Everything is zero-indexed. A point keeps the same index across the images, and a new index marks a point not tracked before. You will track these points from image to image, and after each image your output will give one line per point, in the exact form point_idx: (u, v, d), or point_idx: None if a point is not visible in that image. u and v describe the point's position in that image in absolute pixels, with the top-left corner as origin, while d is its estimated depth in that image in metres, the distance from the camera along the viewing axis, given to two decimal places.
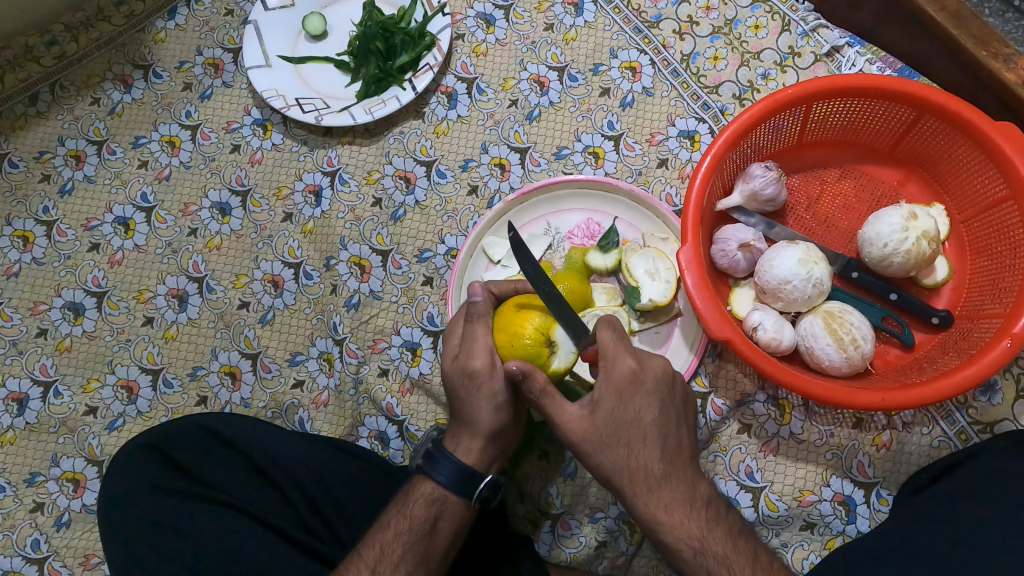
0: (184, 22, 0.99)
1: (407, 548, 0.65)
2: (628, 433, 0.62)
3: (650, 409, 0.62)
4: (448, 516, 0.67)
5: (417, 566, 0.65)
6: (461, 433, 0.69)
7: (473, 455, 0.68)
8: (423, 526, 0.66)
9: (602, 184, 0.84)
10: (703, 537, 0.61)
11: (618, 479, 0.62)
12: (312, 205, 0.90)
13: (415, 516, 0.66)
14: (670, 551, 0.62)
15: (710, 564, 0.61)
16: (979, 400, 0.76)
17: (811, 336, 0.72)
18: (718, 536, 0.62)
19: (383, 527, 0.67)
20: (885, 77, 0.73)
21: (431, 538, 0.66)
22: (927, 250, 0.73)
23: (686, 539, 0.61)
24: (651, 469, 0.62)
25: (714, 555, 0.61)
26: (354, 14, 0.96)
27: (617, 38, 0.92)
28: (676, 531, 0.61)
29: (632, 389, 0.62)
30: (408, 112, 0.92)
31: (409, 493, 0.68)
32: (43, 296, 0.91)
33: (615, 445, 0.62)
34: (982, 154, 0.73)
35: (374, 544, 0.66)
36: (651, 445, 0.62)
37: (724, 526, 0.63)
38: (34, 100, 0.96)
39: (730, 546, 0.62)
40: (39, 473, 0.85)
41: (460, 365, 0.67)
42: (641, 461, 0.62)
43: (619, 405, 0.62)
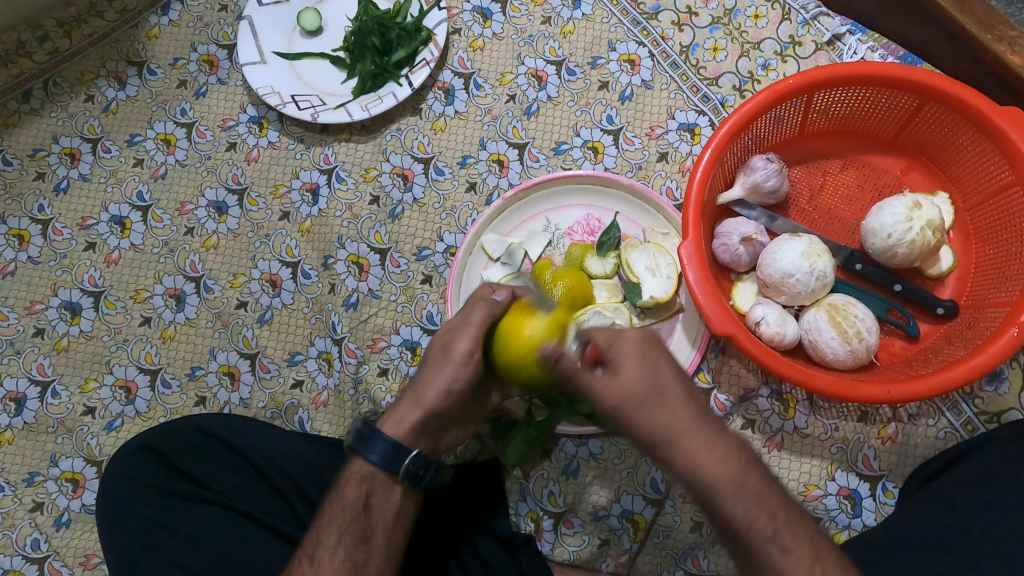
0: (178, 18, 0.97)
1: (343, 530, 0.64)
2: (647, 372, 0.54)
3: (664, 353, 0.56)
4: (379, 495, 0.66)
5: (355, 546, 0.64)
6: (402, 404, 0.68)
7: (408, 427, 0.67)
8: (355, 506, 0.65)
9: (601, 179, 0.83)
10: (744, 479, 0.52)
11: (648, 428, 0.53)
12: (310, 203, 0.89)
13: (347, 498, 0.65)
14: (708, 496, 0.52)
15: (751, 503, 0.52)
16: (985, 390, 0.75)
17: (815, 329, 0.72)
18: (757, 474, 0.53)
19: (319, 516, 0.66)
20: (888, 64, 0.72)
21: (366, 516, 0.65)
22: (931, 239, 0.72)
23: (729, 483, 0.52)
24: (678, 403, 0.54)
25: (759, 500, 0.52)
26: (349, 9, 0.95)
27: (616, 31, 0.91)
28: (716, 473, 0.52)
29: (644, 336, 0.56)
30: (405, 109, 0.91)
31: (342, 476, 0.67)
32: (39, 295, 0.90)
33: (639, 389, 0.54)
34: (987, 141, 0.72)
35: (313, 533, 0.65)
36: (675, 381, 0.55)
37: (763, 470, 0.54)
38: (27, 97, 0.95)
39: (767, 487, 0.53)
40: (38, 474, 0.85)
41: (445, 339, 0.68)
42: (669, 402, 0.53)
43: (636, 351, 0.55)
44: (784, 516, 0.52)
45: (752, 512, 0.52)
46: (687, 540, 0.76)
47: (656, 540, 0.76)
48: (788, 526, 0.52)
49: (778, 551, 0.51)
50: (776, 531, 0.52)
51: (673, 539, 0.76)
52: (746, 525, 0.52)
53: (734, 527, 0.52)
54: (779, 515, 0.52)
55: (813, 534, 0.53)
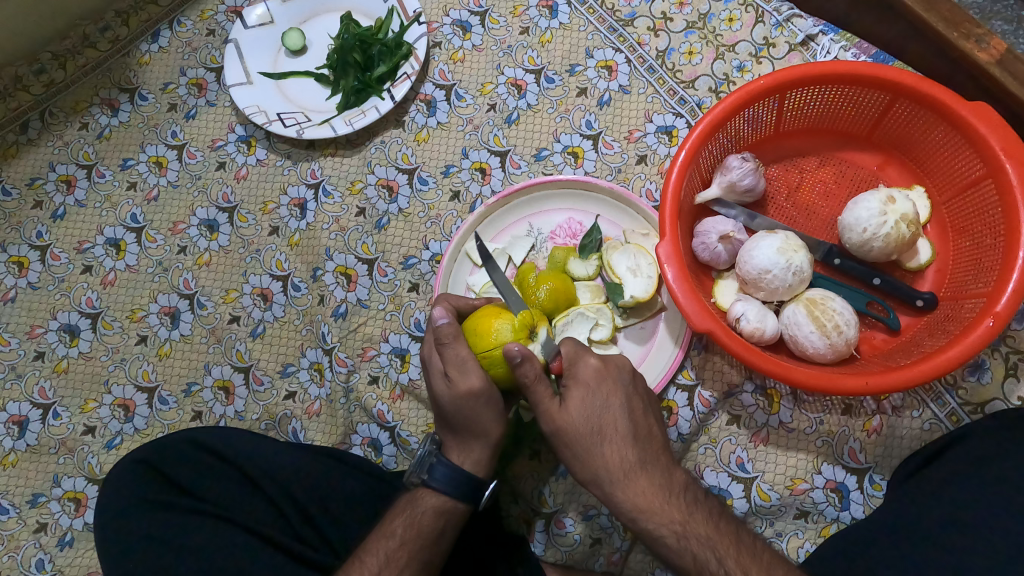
0: (167, 44, 1.00)
1: (412, 555, 0.66)
2: (594, 416, 0.61)
3: (616, 396, 0.62)
4: (451, 524, 0.68)
5: (420, 571, 0.66)
6: (470, 442, 0.68)
7: (483, 468, 0.68)
8: (430, 534, 0.66)
9: (581, 183, 0.84)
10: (688, 524, 0.59)
11: (597, 472, 0.61)
12: (298, 218, 0.91)
13: (423, 524, 0.67)
14: (653, 538, 0.59)
15: (695, 547, 0.58)
16: (968, 381, 0.76)
17: (794, 324, 0.73)
18: (699, 519, 0.59)
19: (388, 535, 0.67)
20: (857, 62, 0.73)
21: (435, 545, 0.67)
22: (906, 233, 0.72)
23: (674, 523, 0.59)
24: (628, 451, 0.61)
25: (697, 537, 0.58)
26: (332, 28, 0.97)
27: (592, 38, 0.92)
28: (659, 515, 0.59)
29: (597, 377, 0.62)
30: (388, 122, 0.93)
31: (416, 503, 0.68)
32: (39, 319, 0.92)
33: (586, 432, 0.61)
34: (958, 134, 0.73)
35: (379, 552, 0.66)
36: (624, 429, 0.61)
37: (706, 512, 0.60)
38: (24, 128, 0.98)
39: (712, 534, 0.59)
40: (41, 494, 0.87)
41: (457, 390, 0.65)
42: (612, 449, 0.61)
43: (586, 391, 0.62)
44: (734, 555, 0.58)
45: (699, 556, 0.58)
46: None
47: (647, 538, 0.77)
48: (741, 568, 0.57)
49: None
50: (728, 574, 0.57)
51: None
52: (695, 569, 0.58)
53: (670, 560, 0.59)
54: (731, 560, 0.58)
55: (766, 566, 0.58)
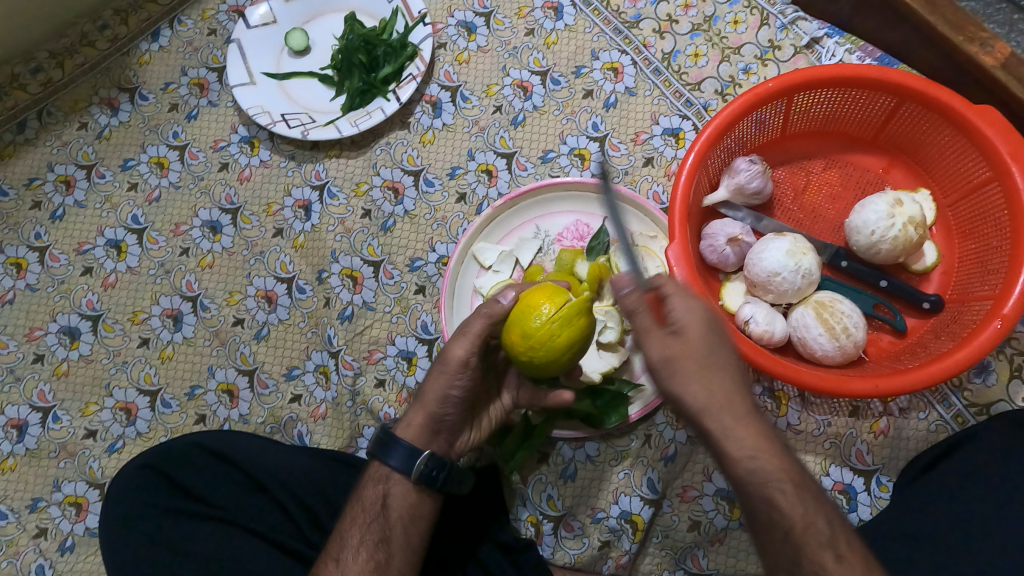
0: (168, 44, 0.99)
1: (363, 530, 0.66)
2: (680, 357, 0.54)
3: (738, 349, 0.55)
4: (399, 496, 0.67)
5: (376, 546, 0.65)
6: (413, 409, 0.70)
7: (414, 428, 0.68)
8: (373, 506, 0.67)
9: (588, 185, 0.84)
10: (799, 478, 0.52)
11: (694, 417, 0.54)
12: (302, 219, 0.91)
13: (367, 499, 0.67)
14: (760, 489, 0.52)
15: (807, 502, 0.51)
16: (974, 382, 0.77)
17: (803, 326, 0.73)
18: (804, 473, 0.53)
19: (344, 519, 0.68)
20: (864, 66, 0.74)
21: (385, 518, 0.66)
22: (914, 235, 0.73)
23: (785, 476, 0.51)
24: (727, 399, 0.53)
25: (807, 489, 0.52)
26: (336, 28, 0.97)
27: (598, 40, 0.92)
28: (768, 464, 0.52)
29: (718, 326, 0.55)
30: (393, 123, 0.92)
31: (363, 482, 0.69)
32: (38, 322, 0.91)
33: (699, 384, 0.53)
34: (964, 137, 0.73)
35: (337, 537, 0.67)
36: (726, 373, 0.54)
37: (807, 478, 0.53)
38: (22, 127, 0.97)
39: (811, 500, 0.52)
40: (41, 499, 0.85)
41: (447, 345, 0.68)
42: (704, 397, 0.53)
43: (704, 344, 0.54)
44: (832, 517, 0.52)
45: (809, 511, 0.51)
46: (686, 539, 0.77)
47: (656, 541, 0.77)
48: (841, 534, 0.52)
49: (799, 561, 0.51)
50: (834, 534, 0.51)
51: (672, 539, 0.77)
52: (803, 524, 0.51)
53: (772, 516, 0.52)
54: (835, 523, 0.52)
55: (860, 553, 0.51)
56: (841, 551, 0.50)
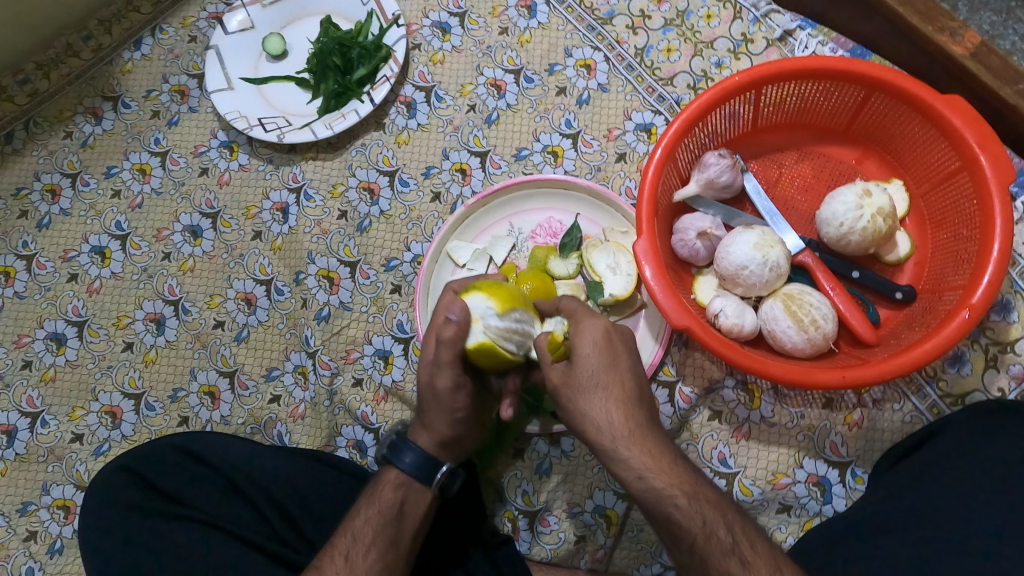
0: (149, 51, 1.00)
1: (377, 531, 0.66)
2: (607, 374, 0.56)
3: (624, 358, 0.57)
4: (415, 502, 0.69)
5: (386, 549, 0.65)
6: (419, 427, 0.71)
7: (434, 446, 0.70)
8: (390, 510, 0.67)
9: (560, 182, 0.84)
10: (693, 490, 0.54)
11: (589, 427, 0.56)
12: (280, 222, 0.92)
13: (384, 501, 0.68)
14: (660, 500, 0.54)
15: (706, 511, 0.54)
16: (949, 372, 0.76)
17: (773, 319, 0.73)
18: (706, 488, 0.55)
19: (354, 516, 0.68)
20: (831, 57, 0.73)
21: (400, 520, 0.67)
22: (883, 226, 0.73)
23: (676, 489, 0.54)
24: (625, 411, 0.55)
25: (707, 501, 0.54)
26: (312, 32, 0.98)
27: (571, 37, 0.93)
28: (663, 479, 0.54)
29: (604, 338, 0.57)
30: (369, 125, 0.93)
31: (378, 483, 0.70)
32: (26, 329, 0.93)
33: (587, 386, 0.56)
34: (933, 127, 0.73)
35: (346, 533, 0.67)
36: (620, 381, 0.56)
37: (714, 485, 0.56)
38: (9, 138, 0.99)
39: (708, 510, 0.54)
40: (30, 502, 0.87)
41: (429, 378, 0.68)
42: (619, 407, 0.55)
43: (593, 349, 0.57)
44: (740, 527, 0.55)
45: (707, 522, 0.53)
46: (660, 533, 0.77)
47: (631, 535, 0.78)
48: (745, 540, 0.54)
49: (738, 564, 0.52)
50: (736, 542, 0.53)
51: (647, 533, 0.77)
52: (701, 535, 0.53)
53: (674, 524, 0.54)
54: (736, 526, 0.55)
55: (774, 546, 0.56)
56: (746, 559, 0.53)
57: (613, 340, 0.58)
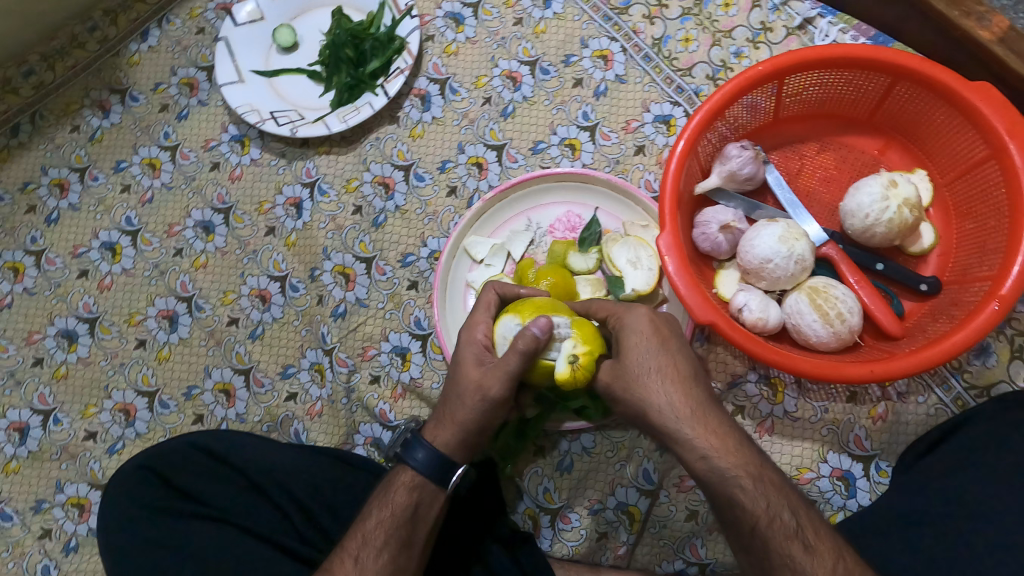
0: (157, 43, 0.99)
1: (390, 534, 0.65)
2: (660, 360, 0.56)
3: (674, 341, 0.58)
4: (428, 503, 0.67)
5: (399, 551, 0.65)
6: (437, 429, 0.66)
7: (454, 450, 0.66)
8: (403, 513, 0.65)
9: (579, 176, 0.83)
10: (759, 471, 0.54)
11: (651, 414, 0.55)
12: (294, 217, 0.91)
13: (397, 503, 0.66)
14: (726, 481, 0.54)
15: (771, 494, 0.54)
16: (974, 364, 0.76)
17: (797, 313, 0.72)
18: (769, 467, 0.55)
19: (365, 517, 0.67)
20: (855, 45, 0.72)
21: (412, 523, 0.66)
22: (909, 217, 0.72)
23: (741, 471, 0.54)
24: (685, 394, 0.55)
25: (771, 483, 0.54)
26: (323, 24, 0.96)
27: (587, 28, 0.91)
28: (728, 460, 0.54)
29: (652, 324, 0.58)
30: (382, 118, 0.92)
31: (391, 483, 0.67)
32: (36, 325, 0.92)
33: (643, 374, 0.56)
34: (960, 116, 0.72)
35: (357, 534, 0.66)
36: (676, 365, 0.56)
37: (773, 464, 0.56)
38: (15, 131, 0.97)
39: (772, 492, 0.54)
40: (44, 500, 0.86)
41: (481, 376, 0.62)
42: (677, 390, 0.55)
43: (644, 335, 0.57)
44: (801, 509, 0.55)
45: (772, 503, 0.54)
46: (683, 529, 0.77)
47: (653, 531, 0.77)
48: (810, 523, 0.55)
49: (801, 547, 0.53)
50: (800, 525, 0.54)
51: (670, 529, 0.77)
52: (766, 516, 0.54)
53: (740, 506, 0.54)
54: (799, 510, 0.55)
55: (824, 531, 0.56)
56: (809, 541, 0.54)
57: (661, 326, 0.58)
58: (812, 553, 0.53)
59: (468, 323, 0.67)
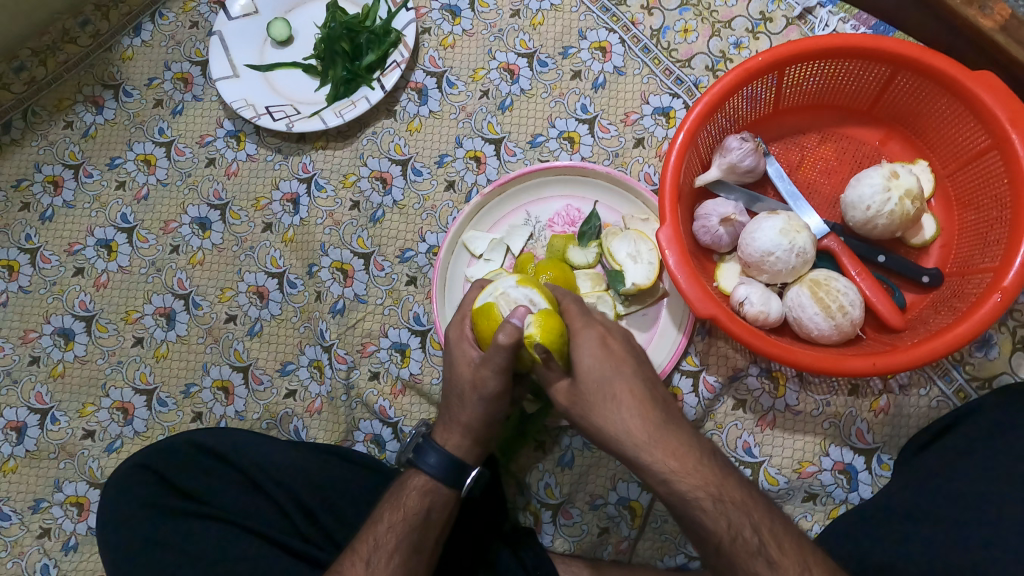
0: (150, 38, 0.98)
1: (402, 538, 0.65)
2: (618, 386, 0.57)
3: (629, 365, 0.58)
4: (440, 508, 0.67)
5: (410, 556, 0.65)
6: (448, 425, 0.68)
7: (464, 450, 0.68)
8: (417, 516, 0.66)
9: (577, 169, 0.82)
10: (719, 491, 0.55)
11: (610, 440, 0.57)
12: (291, 213, 0.90)
13: (410, 507, 0.66)
14: (685, 502, 0.55)
15: (732, 512, 0.54)
16: (976, 356, 0.75)
17: (799, 306, 0.72)
18: (732, 483, 0.56)
19: (376, 521, 0.66)
20: (856, 34, 0.71)
21: (424, 528, 0.66)
22: (911, 209, 0.71)
23: (701, 491, 0.55)
24: (644, 421, 0.56)
25: (733, 501, 0.55)
26: (318, 17, 0.95)
27: (585, 19, 0.90)
28: (688, 482, 0.55)
29: (606, 349, 0.58)
30: (379, 112, 0.91)
31: (403, 486, 0.68)
32: (32, 324, 0.91)
33: (600, 401, 0.57)
34: (962, 106, 0.71)
35: (368, 538, 0.65)
36: (633, 391, 0.57)
37: (736, 476, 0.57)
38: (7, 128, 0.96)
39: (733, 510, 0.55)
40: (43, 500, 0.86)
41: (474, 374, 0.64)
42: (636, 416, 0.56)
43: (600, 362, 0.58)
44: (767, 523, 0.55)
45: (734, 521, 0.54)
46: None
47: (655, 526, 0.77)
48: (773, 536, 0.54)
49: (765, 564, 0.53)
50: (763, 543, 0.54)
51: (671, 524, 0.77)
52: (729, 536, 0.54)
53: (701, 525, 0.55)
54: (762, 525, 0.55)
55: (798, 538, 0.55)
56: (772, 558, 0.53)
57: (613, 349, 0.58)
58: (776, 571, 0.53)
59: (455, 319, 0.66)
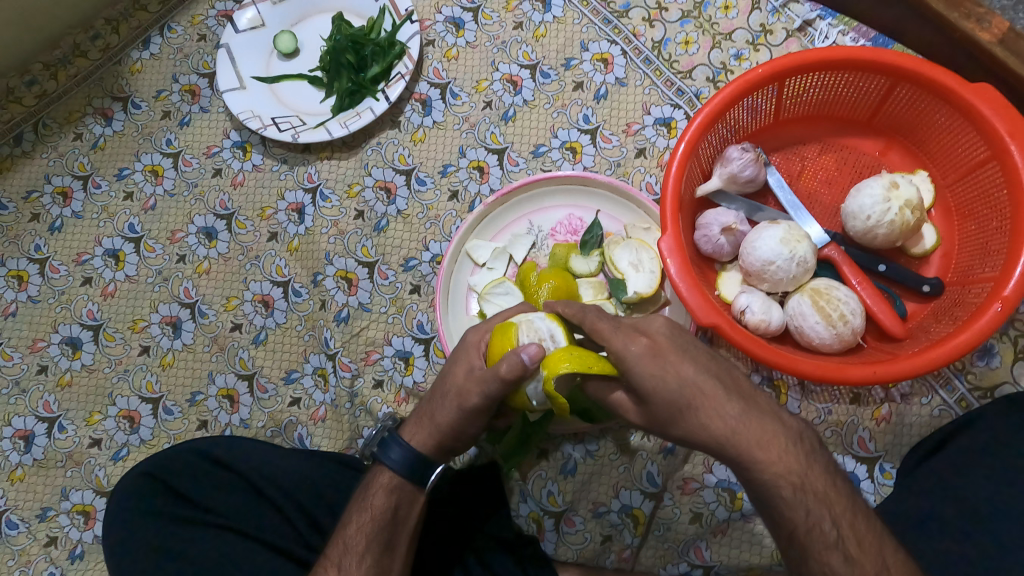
0: (158, 51, 0.99)
1: (370, 539, 0.65)
2: (683, 389, 0.50)
3: (688, 365, 0.51)
4: (406, 506, 0.68)
5: (381, 555, 0.65)
6: (422, 424, 0.69)
7: (428, 450, 0.68)
8: (384, 515, 0.66)
9: (579, 179, 0.83)
10: (804, 481, 0.51)
11: (686, 441, 0.52)
12: (296, 222, 0.91)
13: (376, 506, 0.67)
14: (766, 489, 0.51)
15: (812, 502, 0.51)
16: (977, 365, 0.75)
17: (800, 315, 0.72)
18: (817, 471, 0.51)
19: (346, 524, 0.67)
20: (855, 47, 0.72)
21: (393, 525, 0.67)
22: (910, 219, 0.72)
23: (783, 481, 0.50)
24: (721, 417, 0.50)
25: (815, 493, 0.51)
26: (324, 29, 0.96)
27: (587, 31, 0.91)
28: (773, 471, 0.50)
29: (657, 353, 0.51)
30: (384, 122, 0.92)
31: (370, 487, 0.69)
32: (41, 333, 0.92)
33: (670, 407, 0.51)
34: (961, 117, 0.72)
35: (338, 542, 0.67)
36: (703, 390, 0.50)
37: (822, 462, 0.52)
38: (18, 140, 0.98)
39: (813, 500, 0.51)
40: (50, 508, 0.87)
41: (463, 382, 0.64)
42: (711, 415, 0.50)
43: (658, 368, 0.51)
44: (845, 512, 0.52)
45: (814, 511, 0.51)
46: (688, 532, 0.76)
47: (658, 534, 0.77)
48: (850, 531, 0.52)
49: (840, 557, 0.51)
50: (841, 535, 0.51)
51: (674, 532, 0.77)
52: (806, 526, 0.51)
53: (783, 514, 0.52)
54: (842, 519, 0.52)
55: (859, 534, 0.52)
56: (850, 552, 0.51)
57: (666, 349, 0.52)
58: (853, 565, 0.51)
59: (476, 332, 0.67)
